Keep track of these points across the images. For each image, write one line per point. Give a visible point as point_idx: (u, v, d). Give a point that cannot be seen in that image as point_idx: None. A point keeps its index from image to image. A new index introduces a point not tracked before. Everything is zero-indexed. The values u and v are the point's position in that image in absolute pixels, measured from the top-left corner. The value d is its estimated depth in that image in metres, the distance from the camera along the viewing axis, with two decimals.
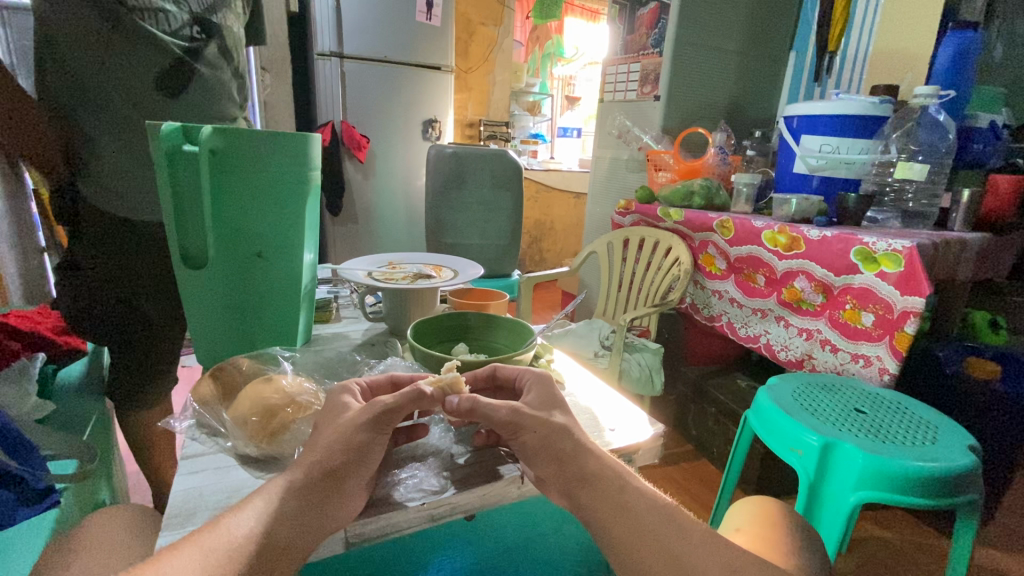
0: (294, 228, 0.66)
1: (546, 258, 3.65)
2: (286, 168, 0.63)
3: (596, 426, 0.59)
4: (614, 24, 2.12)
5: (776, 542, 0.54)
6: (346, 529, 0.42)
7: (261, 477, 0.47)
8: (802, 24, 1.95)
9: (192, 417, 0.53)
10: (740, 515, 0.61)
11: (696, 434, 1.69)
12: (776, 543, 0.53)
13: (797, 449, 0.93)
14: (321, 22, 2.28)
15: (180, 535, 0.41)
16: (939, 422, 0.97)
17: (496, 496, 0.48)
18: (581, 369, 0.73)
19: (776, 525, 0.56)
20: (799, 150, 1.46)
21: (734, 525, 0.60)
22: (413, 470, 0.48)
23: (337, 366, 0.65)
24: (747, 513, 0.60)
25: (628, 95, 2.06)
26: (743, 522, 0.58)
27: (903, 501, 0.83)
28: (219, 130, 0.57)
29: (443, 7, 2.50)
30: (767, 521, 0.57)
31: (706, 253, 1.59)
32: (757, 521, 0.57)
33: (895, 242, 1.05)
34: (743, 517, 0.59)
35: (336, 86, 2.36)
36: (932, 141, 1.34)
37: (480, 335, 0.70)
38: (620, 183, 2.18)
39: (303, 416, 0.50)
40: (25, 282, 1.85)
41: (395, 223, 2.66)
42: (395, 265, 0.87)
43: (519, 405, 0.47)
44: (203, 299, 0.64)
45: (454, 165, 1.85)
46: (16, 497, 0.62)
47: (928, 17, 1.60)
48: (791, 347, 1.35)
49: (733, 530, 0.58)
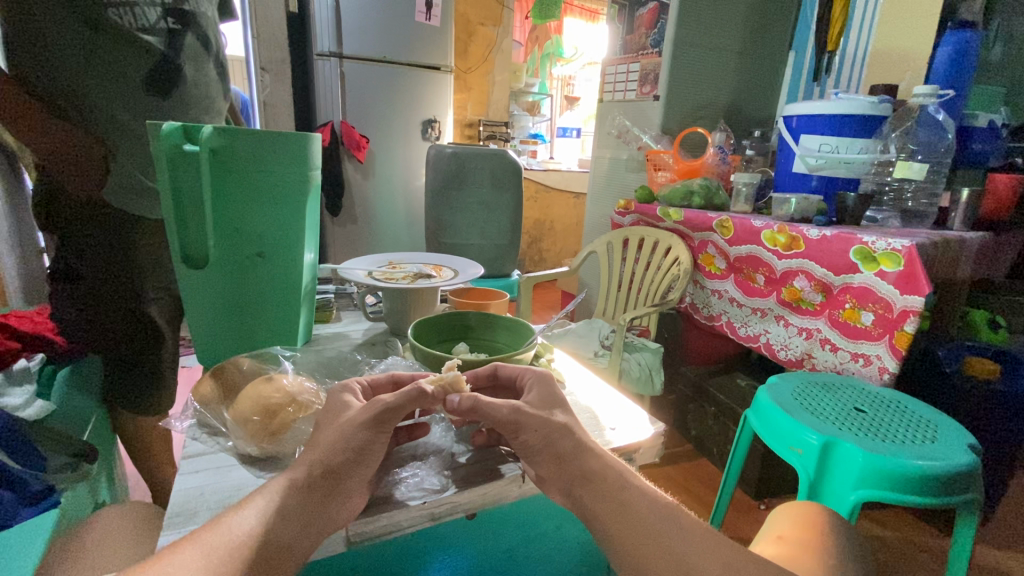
0: (295, 228, 0.66)
1: (546, 258, 3.65)
2: (286, 168, 0.63)
3: (597, 425, 0.59)
4: (613, 24, 2.12)
5: (817, 553, 0.53)
6: (347, 528, 0.42)
7: (261, 476, 0.47)
8: (801, 23, 1.96)
9: (193, 416, 0.53)
10: (777, 522, 0.60)
11: (696, 434, 1.69)
12: (816, 553, 0.53)
13: (797, 448, 0.93)
14: (321, 23, 2.28)
15: (181, 534, 0.41)
16: (940, 421, 0.97)
17: (497, 495, 0.48)
18: (581, 368, 0.73)
19: (818, 535, 0.55)
20: (798, 149, 1.46)
21: (772, 533, 0.58)
22: (414, 469, 0.48)
23: (338, 366, 0.65)
24: (784, 519, 0.59)
25: (628, 95, 2.06)
26: (782, 529, 0.58)
27: (903, 499, 0.83)
28: (219, 130, 0.57)
29: (443, 8, 2.50)
30: (808, 529, 0.56)
31: (705, 253, 1.59)
32: (798, 528, 0.57)
33: (894, 242, 1.05)
34: (783, 523, 0.58)
35: (336, 87, 2.36)
36: (931, 140, 1.34)
37: (481, 334, 0.70)
38: (620, 183, 2.18)
39: (304, 415, 0.50)
40: (24, 282, 1.85)
41: (395, 223, 2.66)
42: (395, 265, 0.87)
43: (520, 404, 0.48)
44: (203, 298, 0.64)
45: (454, 165, 1.85)
46: (16, 497, 0.62)
47: (926, 17, 1.60)
48: (791, 347, 1.35)
49: (772, 537, 0.57)
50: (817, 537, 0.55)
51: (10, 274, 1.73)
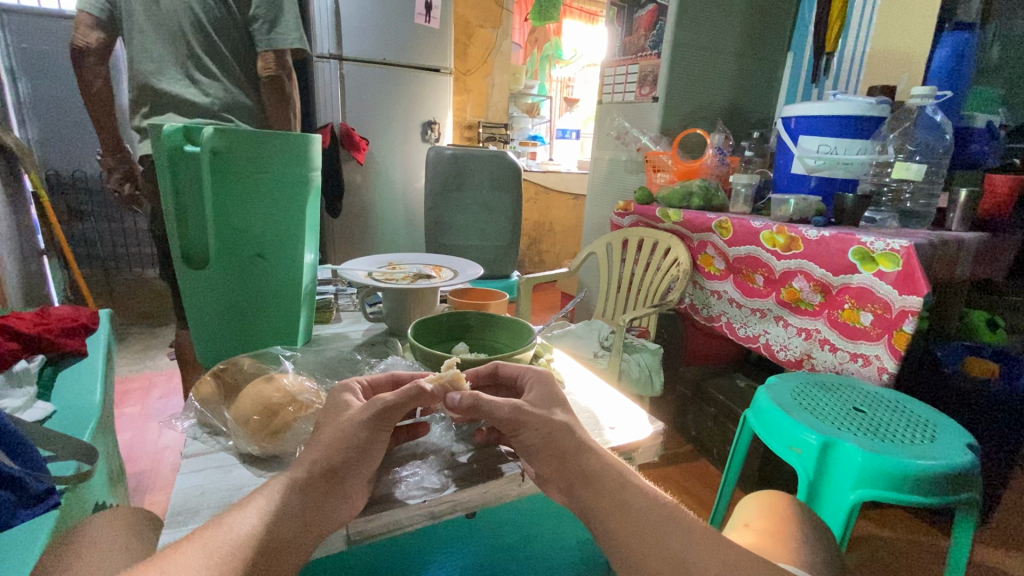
0: (294, 227, 0.66)
1: (545, 259, 3.65)
2: (285, 168, 0.63)
3: (596, 425, 0.59)
4: (612, 27, 2.13)
5: (783, 539, 0.55)
6: (348, 526, 0.43)
7: (261, 475, 0.47)
8: (799, 26, 1.96)
9: (194, 416, 0.54)
10: (747, 511, 0.62)
11: (695, 434, 1.69)
12: (785, 543, 0.54)
13: (796, 447, 0.93)
14: (320, 25, 2.28)
15: (183, 531, 0.41)
16: (938, 420, 0.97)
17: (497, 493, 0.48)
18: (580, 368, 0.73)
19: (784, 524, 0.57)
20: (797, 150, 1.47)
21: (742, 522, 0.60)
22: (414, 467, 0.49)
23: (338, 366, 0.65)
24: (753, 509, 0.61)
25: (627, 97, 2.07)
26: (751, 519, 0.59)
27: (901, 498, 0.83)
28: (220, 131, 0.58)
29: (442, 10, 2.51)
30: (773, 518, 0.58)
31: (705, 253, 1.59)
32: (765, 517, 0.59)
33: (893, 242, 1.06)
34: (753, 513, 0.60)
35: (336, 89, 2.37)
36: (929, 141, 1.35)
37: (480, 334, 0.71)
38: (619, 184, 2.19)
39: (304, 415, 0.50)
40: (25, 284, 1.87)
41: (394, 224, 2.67)
42: (396, 266, 0.87)
43: (520, 402, 0.48)
44: (203, 297, 0.64)
45: (454, 167, 1.85)
46: (15, 498, 0.60)
47: (923, 18, 1.61)
48: (790, 347, 1.35)
49: (740, 526, 0.59)
50: (784, 526, 0.57)
51: (10, 275, 1.74)
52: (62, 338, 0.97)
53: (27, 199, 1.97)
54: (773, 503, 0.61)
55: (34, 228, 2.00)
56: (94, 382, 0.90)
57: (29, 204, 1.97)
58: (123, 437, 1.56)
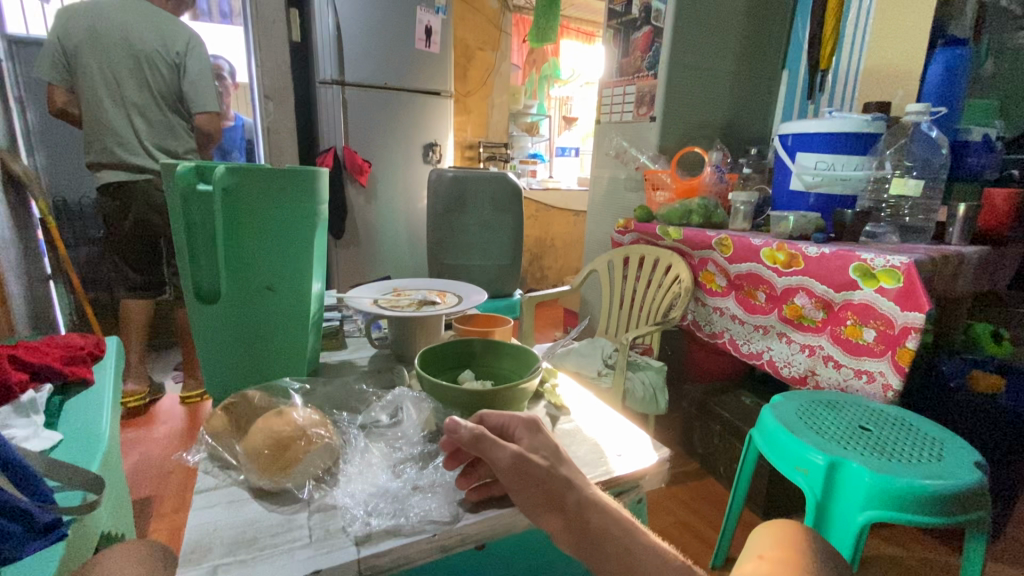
0: (301, 257, 0.68)
1: (547, 275, 3.66)
2: (294, 202, 0.65)
3: (603, 452, 0.60)
4: (609, 48, 2.17)
5: (796, 569, 0.54)
6: (360, 561, 0.43)
7: (273, 510, 0.48)
8: (792, 45, 2.02)
9: (205, 451, 0.55)
10: (760, 540, 0.61)
11: (702, 451, 1.69)
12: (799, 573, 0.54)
13: (803, 468, 0.93)
14: (322, 50, 2.32)
15: (196, 568, 0.41)
16: (947, 439, 0.97)
17: (506, 524, 0.49)
18: (585, 394, 0.74)
19: (798, 554, 0.57)
20: (794, 167, 1.49)
21: (754, 552, 0.59)
22: (424, 498, 0.50)
23: (346, 396, 0.66)
24: (768, 537, 0.61)
25: (625, 116, 2.09)
26: (763, 549, 0.58)
27: (910, 519, 0.83)
28: (232, 169, 0.60)
29: (442, 35, 2.59)
30: (788, 548, 0.57)
31: (706, 270, 1.60)
32: (778, 547, 0.58)
33: (893, 259, 1.07)
34: (765, 543, 0.59)
35: (338, 113, 2.40)
36: (927, 156, 1.38)
37: (485, 361, 0.71)
38: (618, 202, 2.20)
39: (316, 448, 0.51)
40: (31, 309, 1.91)
41: (396, 245, 2.68)
42: (401, 292, 0.89)
43: (522, 450, 0.47)
44: (215, 328, 0.66)
45: (455, 189, 1.87)
46: (24, 529, 0.59)
47: (917, 36, 1.63)
48: (794, 364, 1.35)
49: (755, 557, 0.58)
50: (797, 554, 0.56)
51: (15, 300, 1.76)
52: (69, 366, 0.98)
53: (33, 225, 2.01)
54: (791, 532, 0.61)
55: (41, 253, 2.05)
56: (101, 408, 0.91)
57: (35, 230, 2.01)
58: (128, 461, 1.57)
